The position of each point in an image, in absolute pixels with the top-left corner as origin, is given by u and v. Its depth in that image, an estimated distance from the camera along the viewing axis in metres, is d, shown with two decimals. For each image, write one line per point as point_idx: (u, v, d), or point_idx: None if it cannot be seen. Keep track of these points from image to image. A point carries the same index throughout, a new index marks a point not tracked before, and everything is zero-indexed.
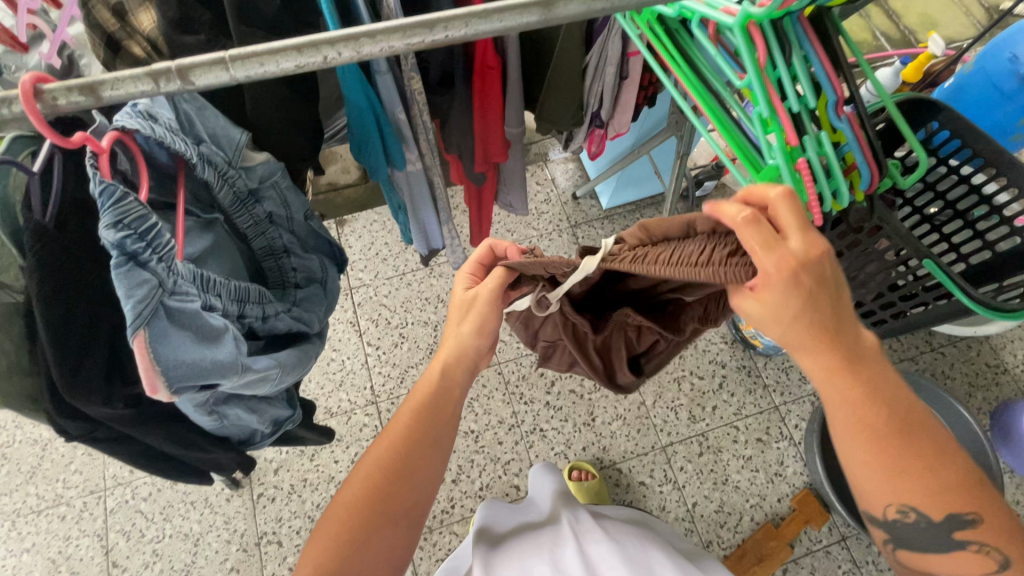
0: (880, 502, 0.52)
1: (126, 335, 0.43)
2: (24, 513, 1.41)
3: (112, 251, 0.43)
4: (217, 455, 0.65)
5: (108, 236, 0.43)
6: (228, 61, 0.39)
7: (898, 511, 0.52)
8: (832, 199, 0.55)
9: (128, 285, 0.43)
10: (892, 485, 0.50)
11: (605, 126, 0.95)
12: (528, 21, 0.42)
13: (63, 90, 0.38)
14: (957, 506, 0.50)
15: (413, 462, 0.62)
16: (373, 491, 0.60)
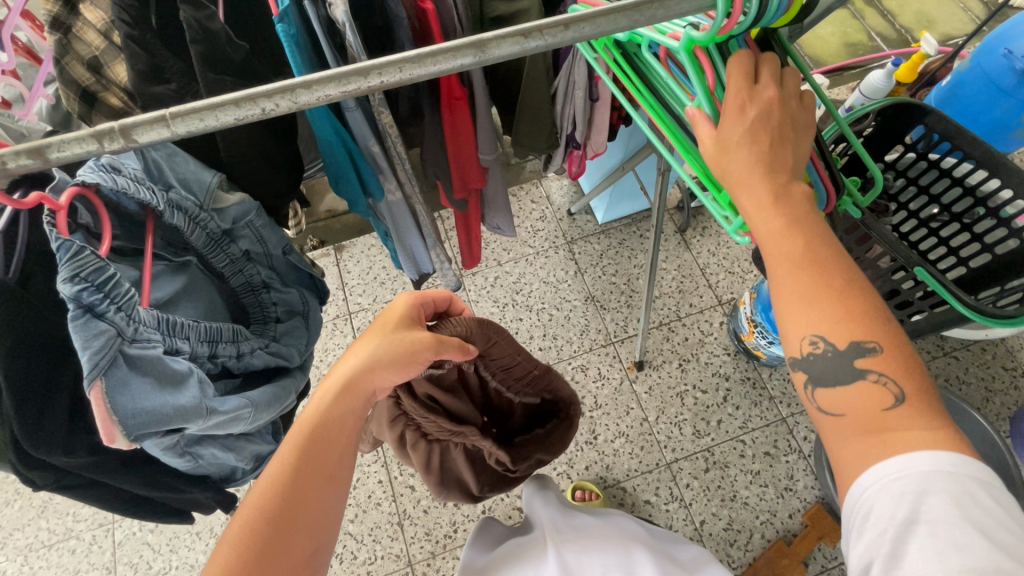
0: (794, 332, 0.48)
1: (83, 386, 0.44)
2: (35, 548, 1.44)
3: (68, 304, 0.45)
4: (195, 494, 0.65)
5: (64, 290, 0.44)
6: (168, 118, 0.41)
7: (810, 345, 0.48)
8: None
9: (84, 337, 0.45)
10: (808, 309, 0.47)
11: (582, 147, 0.95)
12: (462, 63, 0.43)
13: (10, 155, 0.40)
14: (863, 336, 0.46)
15: (301, 508, 0.51)
16: (258, 546, 0.48)
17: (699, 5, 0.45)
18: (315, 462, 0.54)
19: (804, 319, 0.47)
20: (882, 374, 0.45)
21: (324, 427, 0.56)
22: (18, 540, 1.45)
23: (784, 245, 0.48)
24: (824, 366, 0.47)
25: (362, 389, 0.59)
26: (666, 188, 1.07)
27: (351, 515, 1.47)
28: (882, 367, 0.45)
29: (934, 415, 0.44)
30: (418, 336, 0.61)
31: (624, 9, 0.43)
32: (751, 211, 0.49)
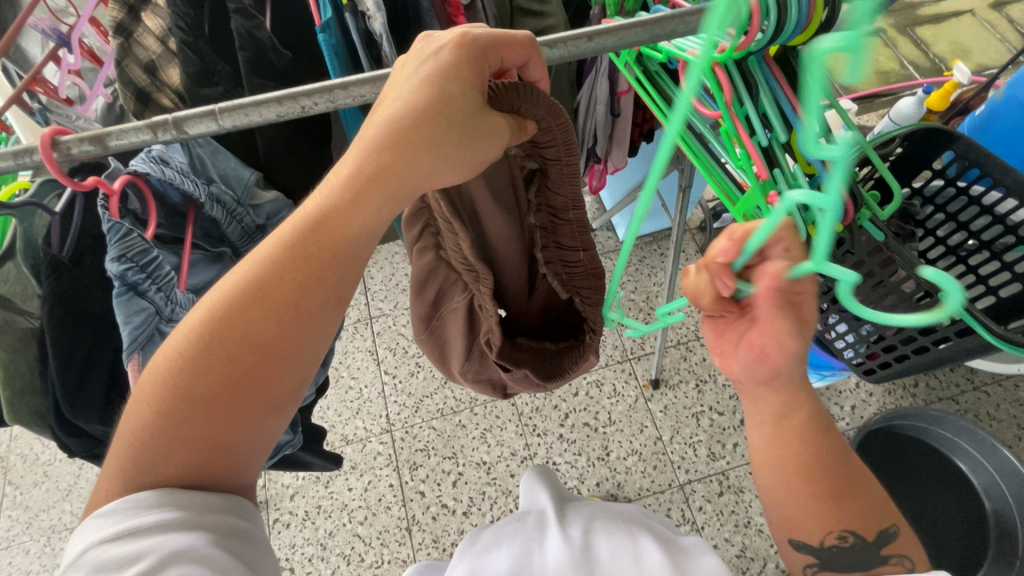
0: (814, 531, 0.51)
1: (122, 358, 0.48)
2: (58, 529, 1.50)
3: (114, 282, 0.48)
4: None
5: (111, 268, 0.48)
6: (217, 113, 0.44)
7: (835, 538, 0.50)
8: (809, 229, 0.55)
9: (126, 313, 0.48)
10: (821, 508, 0.50)
11: (603, 161, 0.95)
12: None
13: (75, 141, 0.44)
14: (881, 524, 0.50)
15: (282, 340, 0.46)
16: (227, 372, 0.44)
17: (716, 23, 0.47)
18: (303, 292, 0.46)
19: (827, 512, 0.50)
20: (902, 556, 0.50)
21: (331, 223, 0.46)
22: (43, 520, 1.52)
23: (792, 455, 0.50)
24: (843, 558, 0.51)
25: (398, 184, 0.46)
26: (686, 205, 1.08)
27: (361, 518, 1.48)
28: (901, 548, 0.50)
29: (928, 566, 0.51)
30: (492, 123, 0.47)
31: (645, 24, 0.46)
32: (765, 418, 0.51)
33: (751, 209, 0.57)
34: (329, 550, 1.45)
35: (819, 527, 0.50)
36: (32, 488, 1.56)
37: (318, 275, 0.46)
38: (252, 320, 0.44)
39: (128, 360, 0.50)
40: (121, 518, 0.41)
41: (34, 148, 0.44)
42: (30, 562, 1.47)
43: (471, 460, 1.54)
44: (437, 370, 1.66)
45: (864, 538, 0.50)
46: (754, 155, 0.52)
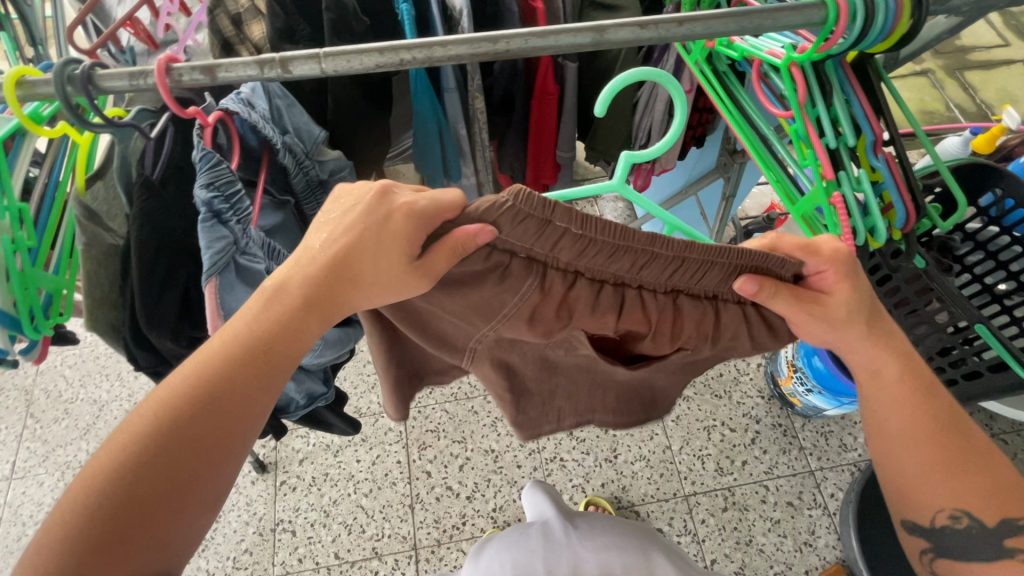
0: (932, 507, 0.54)
1: (201, 279, 0.50)
2: (73, 466, 1.54)
3: (201, 208, 0.51)
4: None
5: (201, 194, 0.50)
6: (321, 56, 0.46)
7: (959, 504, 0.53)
8: (867, 234, 0.55)
9: (209, 237, 0.50)
10: (949, 483, 0.52)
11: (652, 160, 0.99)
12: (580, 43, 0.48)
13: (188, 69, 0.46)
14: (1014, 516, 0.52)
15: (210, 439, 0.43)
16: (151, 468, 0.41)
17: (805, 21, 0.48)
18: (245, 391, 0.45)
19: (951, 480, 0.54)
20: None
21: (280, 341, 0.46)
22: (60, 456, 1.56)
23: (919, 420, 0.52)
24: (960, 539, 0.54)
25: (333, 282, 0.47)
26: (728, 215, 1.09)
27: (366, 490, 1.50)
28: None
29: None
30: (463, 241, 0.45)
31: (736, 14, 0.47)
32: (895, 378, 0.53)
33: (811, 210, 0.58)
34: (332, 518, 1.47)
35: (933, 507, 0.54)
36: (52, 423, 1.60)
37: (258, 379, 0.46)
38: (205, 430, 0.43)
39: (203, 283, 0.52)
40: None
41: (149, 71, 0.46)
42: (43, 494, 1.51)
43: (480, 446, 1.55)
44: None
45: (982, 524, 0.53)
46: (822, 155, 0.53)
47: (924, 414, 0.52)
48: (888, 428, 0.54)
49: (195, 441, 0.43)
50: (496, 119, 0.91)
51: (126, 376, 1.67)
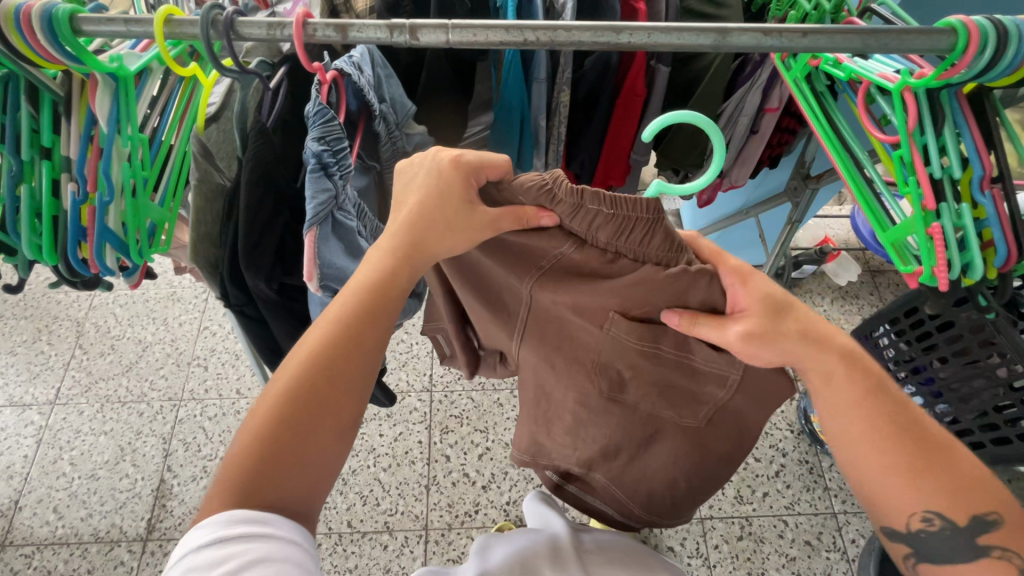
0: (898, 510, 0.50)
1: (303, 227, 0.52)
2: (112, 400, 1.61)
3: (311, 159, 0.53)
4: None
5: (312, 146, 0.52)
6: (450, 27, 0.48)
7: (921, 521, 0.50)
8: (962, 270, 0.54)
9: (314, 188, 0.53)
10: (905, 480, 0.49)
11: (722, 176, 0.99)
12: (701, 43, 0.48)
13: (323, 25, 0.48)
14: (979, 509, 0.49)
15: (342, 364, 0.50)
16: (302, 393, 0.48)
17: (931, 46, 0.48)
18: (363, 324, 0.52)
19: (901, 500, 0.49)
20: (1007, 548, 0.48)
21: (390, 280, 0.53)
22: (101, 388, 1.63)
23: (869, 428, 0.50)
24: (938, 541, 0.50)
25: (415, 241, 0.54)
26: (789, 241, 1.08)
27: (385, 464, 1.52)
28: (1005, 541, 0.48)
29: None
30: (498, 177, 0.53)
31: (861, 31, 0.48)
32: (860, 392, 0.50)
33: (903, 238, 0.57)
34: (349, 487, 1.49)
35: (901, 513, 0.50)
36: (98, 356, 1.68)
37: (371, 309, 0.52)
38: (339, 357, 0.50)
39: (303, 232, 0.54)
40: (222, 528, 0.42)
41: (287, 23, 0.49)
42: (82, 422, 1.58)
43: (500, 438, 1.56)
44: None
45: (954, 523, 0.49)
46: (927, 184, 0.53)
47: (877, 425, 0.50)
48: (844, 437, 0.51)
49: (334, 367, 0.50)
50: (577, 114, 0.92)
51: (172, 322, 1.74)
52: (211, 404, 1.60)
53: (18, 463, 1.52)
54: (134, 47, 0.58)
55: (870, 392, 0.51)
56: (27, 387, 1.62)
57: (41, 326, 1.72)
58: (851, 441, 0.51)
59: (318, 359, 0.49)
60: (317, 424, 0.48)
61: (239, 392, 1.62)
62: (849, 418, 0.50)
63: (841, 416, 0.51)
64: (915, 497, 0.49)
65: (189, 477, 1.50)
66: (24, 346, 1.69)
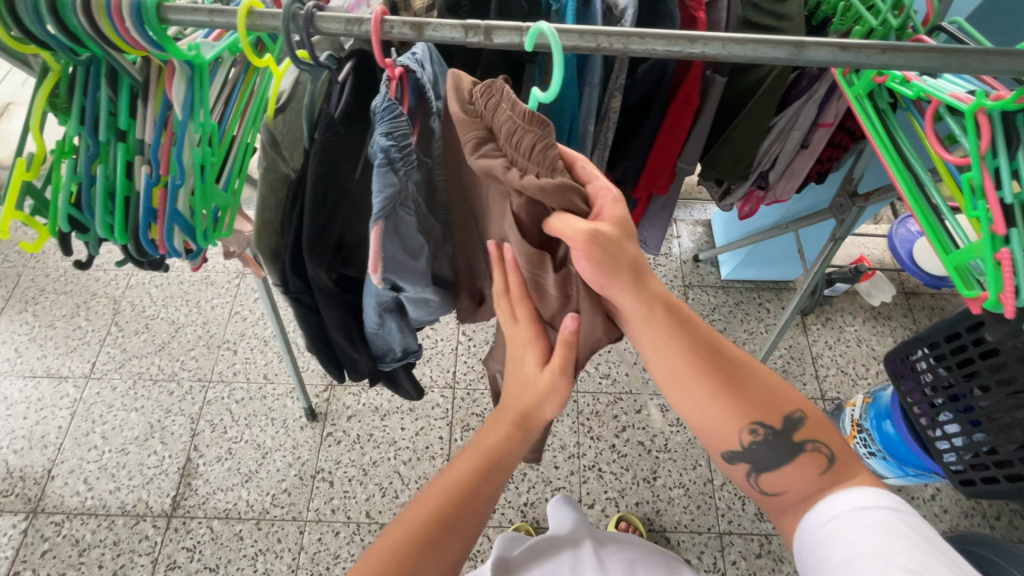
0: (731, 427, 0.64)
1: (370, 220, 0.54)
2: (144, 378, 1.65)
3: (379, 153, 0.54)
4: (358, 355, 0.78)
5: (381, 141, 0.54)
6: (524, 30, 0.49)
7: (750, 433, 0.64)
8: None
9: (381, 183, 0.54)
10: (726, 401, 0.63)
11: (767, 188, 0.99)
12: (776, 56, 0.48)
13: (399, 23, 0.49)
14: (787, 412, 0.64)
15: (481, 493, 0.63)
16: (450, 510, 0.61)
17: (1015, 68, 0.47)
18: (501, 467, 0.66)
19: (719, 407, 0.64)
20: (815, 443, 0.63)
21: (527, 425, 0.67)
22: (134, 366, 1.67)
23: (687, 351, 0.63)
24: (762, 448, 0.64)
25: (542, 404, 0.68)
26: (831, 256, 1.06)
27: (405, 458, 1.54)
28: (812, 436, 0.63)
29: (854, 466, 0.62)
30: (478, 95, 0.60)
31: (943, 50, 0.47)
32: (670, 318, 0.63)
33: (969, 261, 0.56)
34: (369, 478, 1.51)
35: (736, 428, 0.64)
36: (132, 334, 1.72)
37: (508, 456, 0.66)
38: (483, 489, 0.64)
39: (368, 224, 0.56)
40: None
41: (365, 20, 0.50)
42: (115, 397, 1.62)
43: None
44: None
45: (772, 428, 0.64)
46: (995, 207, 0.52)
47: (688, 350, 0.63)
48: (673, 367, 0.64)
49: (474, 496, 0.63)
50: (626, 121, 0.91)
51: (204, 305, 1.77)
52: (238, 387, 1.64)
53: (53, 434, 1.56)
54: (207, 37, 0.60)
55: (677, 316, 0.64)
56: (64, 360, 1.67)
57: (79, 302, 1.77)
58: (675, 360, 0.64)
59: (469, 486, 0.63)
60: (448, 537, 0.60)
61: (266, 377, 1.65)
62: (665, 342, 0.63)
63: (663, 354, 0.64)
64: (737, 415, 0.64)
65: (214, 458, 1.53)
66: (63, 320, 1.74)
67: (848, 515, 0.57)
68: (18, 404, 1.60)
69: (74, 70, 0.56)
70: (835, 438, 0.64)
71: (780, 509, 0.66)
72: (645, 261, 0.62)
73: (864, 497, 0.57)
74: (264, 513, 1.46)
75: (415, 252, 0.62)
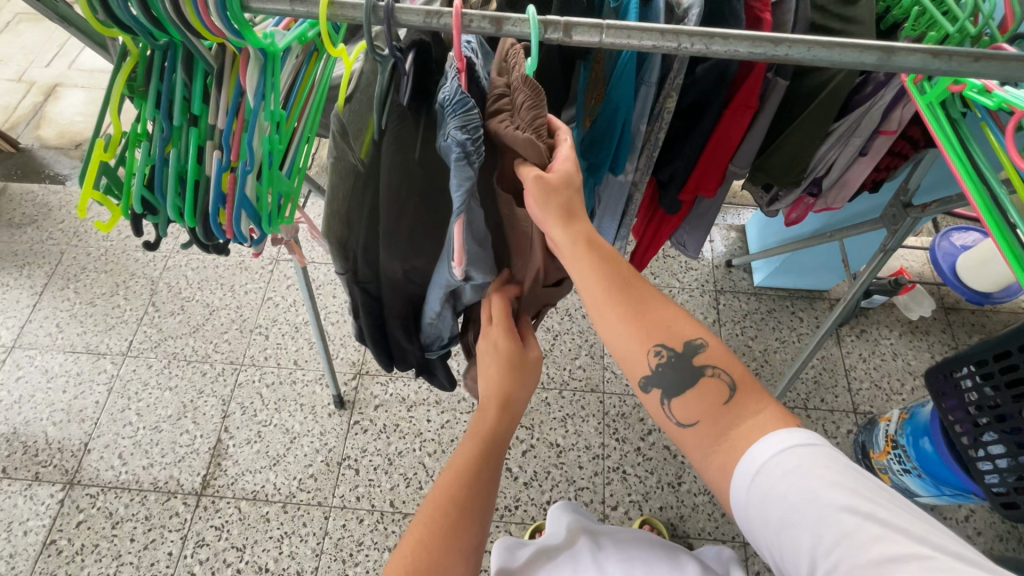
0: (642, 355, 0.64)
1: (453, 216, 0.57)
2: (179, 358, 1.69)
3: (455, 149, 0.54)
4: (409, 346, 0.86)
5: (457, 136, 0.54)
6: (604, 28, 0.48)
7: (655, 355, 0.64)
8: None
9: (459, 178, 0.55)
10: (634, 328, 0.64)
11: (819, 195, 0.96)
12: (862, 61, 0.47)
13: (479, 17, 0.50)
14: (690, 337, 0.65)
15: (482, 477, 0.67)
16: (458, 497, 0.64)
17: None
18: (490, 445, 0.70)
19: (625, 335, 0.64)
20: (715, 368, 0.64)
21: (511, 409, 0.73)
22: (169, 346, 1.71)
23: (596, 279, 0.64)
24: (667, 372, 0.65)
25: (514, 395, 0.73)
26: (881, 267, 1.03)
27: (430, 450, 1.55)
28: (711, 361, 0.64)
29: (758, 393, 0.62)
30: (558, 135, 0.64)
31: None
32: (573, 246, 0.64)
33: None
34: (394, 467, 1.52)
35: (643, 352, 0.64)
36: (168, 315, 1.76)
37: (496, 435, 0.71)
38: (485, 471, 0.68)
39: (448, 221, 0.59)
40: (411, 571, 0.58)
41: (445, 12, 0.50)
42: (150, 376, 1.66)
43: (545, 438, 1.56)
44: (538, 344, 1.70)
45: (675, 350, 0.65)
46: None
47: (596, 273, 0.64)
48: (589, 298, 0.65)
49: (478, 478, 0.67)
50: (679, 122, 0.90)
51: (238, 289, 1.80)
52: (269, 371, 1.66)
53: (91, 408, 1.61)
54: (278, 26, 0.60)
55: (583, 243, 0.64)
56: (103, 337, 1.72)
57: (118, 281, 1.82)
58: (585, 288, 0.65)
59: (468, 468, 0.67)
60: (468, 518, 0.63)
61: (296, 363, 1.68)
62: (574, 265, 0.64)
63: (573, 274, 0.65)
64: (640, 337, 0.64)
65: (243, 439, 1.56)
66: (103, 298, 1.78)
67: (785, 451, 0.55)
68: (59, 378, 1.65)
69: (151, 54, 0.57)
70: (738, 366, 0.64)
71: (691, 443, 0.64)
72: (578, 205, 0.65)
73: (790, 433, 0.57)
74: (290, 497, 1.49)
75: (488, 241, 0.70)
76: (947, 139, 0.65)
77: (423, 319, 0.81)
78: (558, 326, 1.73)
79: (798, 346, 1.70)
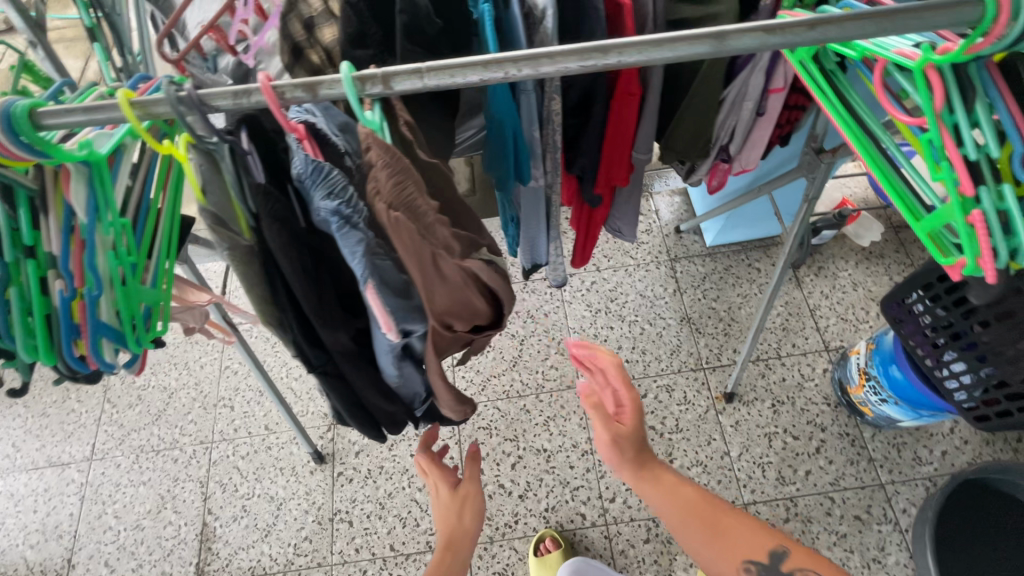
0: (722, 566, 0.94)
1: (361, 287, 0.51)
2: (146, 450, 1.63)
3: (334, 217, 0.50)
4: (396, 410, 0.75)
5: (328, 205, 0.50)
6: (423, 72, 0.45)
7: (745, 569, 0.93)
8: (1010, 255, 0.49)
9: (347, 244, 0.50)
10: (713, 548, 0.94)
11: (731, 160, 0.94)
12: (699, 52, 0.44)
13: (291, 86, 0.46)
14: (770, 548, 0.93)
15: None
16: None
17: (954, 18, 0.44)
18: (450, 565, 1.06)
19: (716, 558, 0.94)
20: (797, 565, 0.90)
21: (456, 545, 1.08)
22: (134, 440, 1.65)
23: (677, 513, 0.98)
24: None
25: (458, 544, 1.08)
26: (810, 217, 1.02)
27: (419, 484, 1.52)
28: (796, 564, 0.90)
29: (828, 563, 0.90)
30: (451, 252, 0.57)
31: (877, 16, 0.43)
32: (664, 493, 1.01)
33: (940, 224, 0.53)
34: (387, 510, 1.50)
35: (730, 565, 0.93)
36: (126, 408, 1.69)
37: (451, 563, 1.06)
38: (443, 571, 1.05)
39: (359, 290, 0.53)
40: None
41: (253, 89, 0.46)
42: (120, 475, 1.60)
43: (531, 445, 1.55)
44: (507, 353, 1.67)
45: (758, 562, 0.92)
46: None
47: (683, 505, 0.99)
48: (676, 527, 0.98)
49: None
50: (570, 120, 0.86)
51: (192, 366, 1.74)
52: (242, 443, 1.61)
53: (65, 522, 1.55)
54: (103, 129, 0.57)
55: (647, 477, 1.03)
56: (63, 447, 1.65)
57: (67, 385, 1.74)
58: (674, 526, 0.98)
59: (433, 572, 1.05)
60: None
61: (268, 427, 1.63)
62: (671, 508, 0.99)
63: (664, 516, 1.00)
64: (729, 560, 0.93)
65: (229, 518, 1.52)
66: (55, 406, 1.71)
67: None
68: (26, 499, 1.58)
69: None
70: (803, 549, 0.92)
71: None
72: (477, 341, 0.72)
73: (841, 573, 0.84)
74: (289, 564, 1.45)
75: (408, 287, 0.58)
76: (826, 94, 0.63)
77: (394, 390, 0.73)
78: (522, 330, 1.70)
79: (761, 296, 1.70)
